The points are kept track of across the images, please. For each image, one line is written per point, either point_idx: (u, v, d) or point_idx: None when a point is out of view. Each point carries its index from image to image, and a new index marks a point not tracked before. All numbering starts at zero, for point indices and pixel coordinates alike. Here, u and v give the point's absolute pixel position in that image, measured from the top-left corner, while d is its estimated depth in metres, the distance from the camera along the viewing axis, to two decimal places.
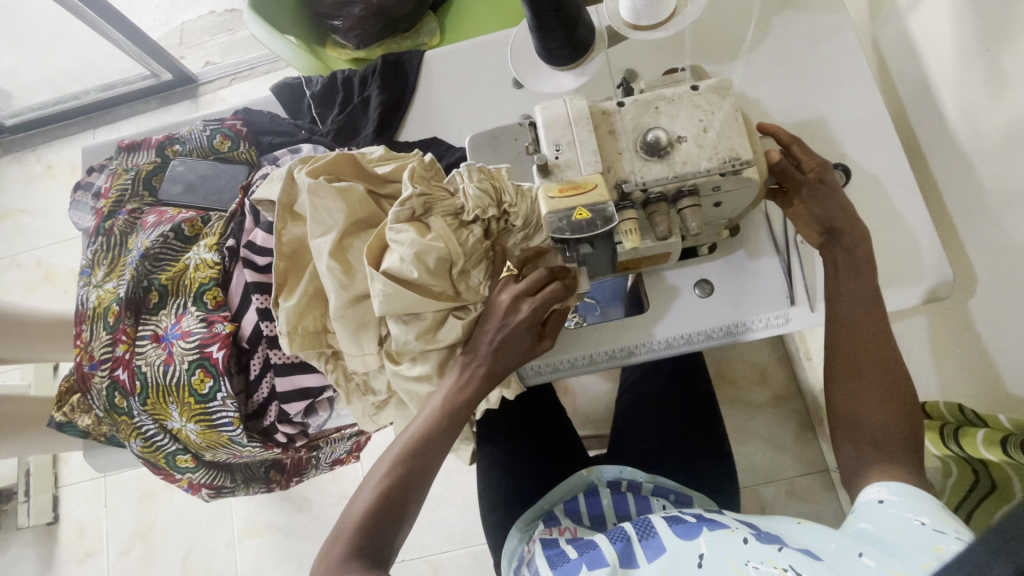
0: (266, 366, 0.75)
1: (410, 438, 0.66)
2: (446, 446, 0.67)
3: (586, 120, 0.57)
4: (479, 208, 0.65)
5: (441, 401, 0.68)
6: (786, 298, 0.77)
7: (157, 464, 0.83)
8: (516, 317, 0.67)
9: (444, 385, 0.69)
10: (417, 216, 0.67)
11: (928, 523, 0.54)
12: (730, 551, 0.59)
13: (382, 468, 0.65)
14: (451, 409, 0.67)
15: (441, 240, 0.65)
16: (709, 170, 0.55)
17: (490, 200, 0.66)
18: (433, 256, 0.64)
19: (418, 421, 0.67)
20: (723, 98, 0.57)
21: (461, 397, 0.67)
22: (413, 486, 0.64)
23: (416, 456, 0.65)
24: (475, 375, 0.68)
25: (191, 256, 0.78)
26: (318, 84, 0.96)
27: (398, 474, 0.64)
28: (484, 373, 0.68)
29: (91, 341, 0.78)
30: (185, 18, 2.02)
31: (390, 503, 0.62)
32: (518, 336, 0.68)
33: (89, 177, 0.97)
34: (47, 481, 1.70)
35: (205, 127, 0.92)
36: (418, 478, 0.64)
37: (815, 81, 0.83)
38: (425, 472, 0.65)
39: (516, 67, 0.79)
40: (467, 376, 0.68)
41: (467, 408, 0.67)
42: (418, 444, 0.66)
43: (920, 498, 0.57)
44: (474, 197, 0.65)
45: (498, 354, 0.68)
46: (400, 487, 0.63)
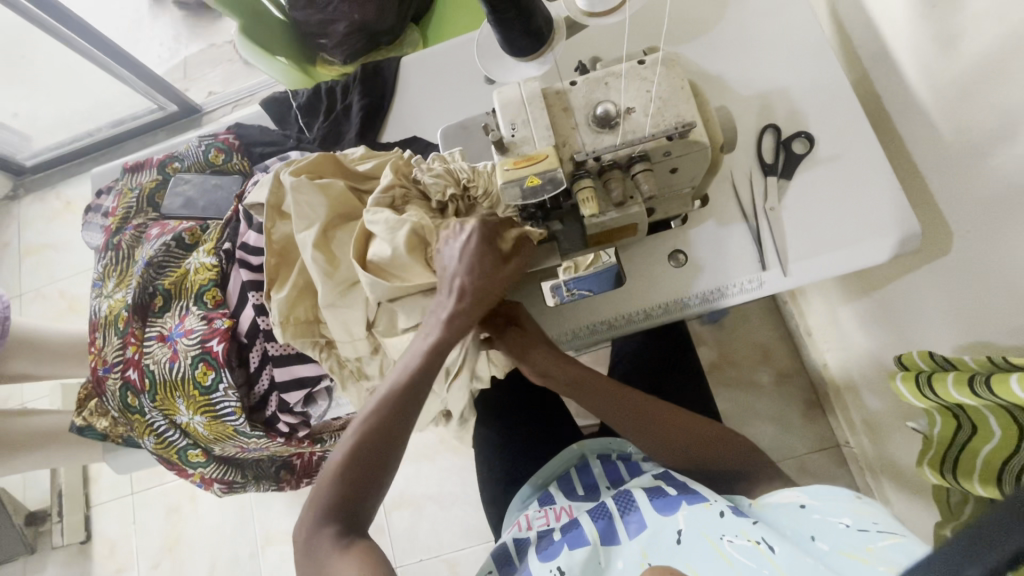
0: (264, 360, 0.79)
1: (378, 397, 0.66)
2: (415, 406, 0.66)
3: (539, 99, 0.61)
4: (438, 190, 0.70)
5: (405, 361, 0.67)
6: (758, 263, 0.79)
7: (171, 460, 0.88)
8: (466, 240, 0.67)
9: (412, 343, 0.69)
10: (396, 206, 0.72)
11: (850, 524, 0.56)
12: (705, 526, 0.64)
13: (351, 429, 0.66)
14: (429, 360, 0.67)
15: (416, 216, 0.69)
16: (655, 135, 0.58)
17: (448, 180, 0.70)
18: (403, 231, 0.67)
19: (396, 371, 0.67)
20: (669, 68, 0.61)
21: (424, 354, 0.67)
22: (381, 446, 0.65)
23: (395, 407, 0.65)
24: (437, 326, 0.68)
25: (191, 261, 0.84)
26: (304, 95, 1.02)
27: (366, 433, 0.64)
28: (451, 327, 0.67)
29: (104, 346, 0.84)
30: (187, 53, 2.13)
31: (358, 464, 0.63)
32: (478, 265, 0.68)
33: (98, 200, 1.03)
34: (78, 501, 1.77)
35: (200, 143, 0.98)
36: (397, 430, 0.65)
37: (772, 51, 0.86)
38: (392, 433, 0.65)
39: (483, 62, 0.83)
40: (430, 333, 0.68)
41: (430, 364, 0.67)
42: (397, 393, 0.66)
43: (837, 498, 0.59)
44: (431, 180, 0.70)
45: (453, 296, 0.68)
46: (365, 447, 0.64)
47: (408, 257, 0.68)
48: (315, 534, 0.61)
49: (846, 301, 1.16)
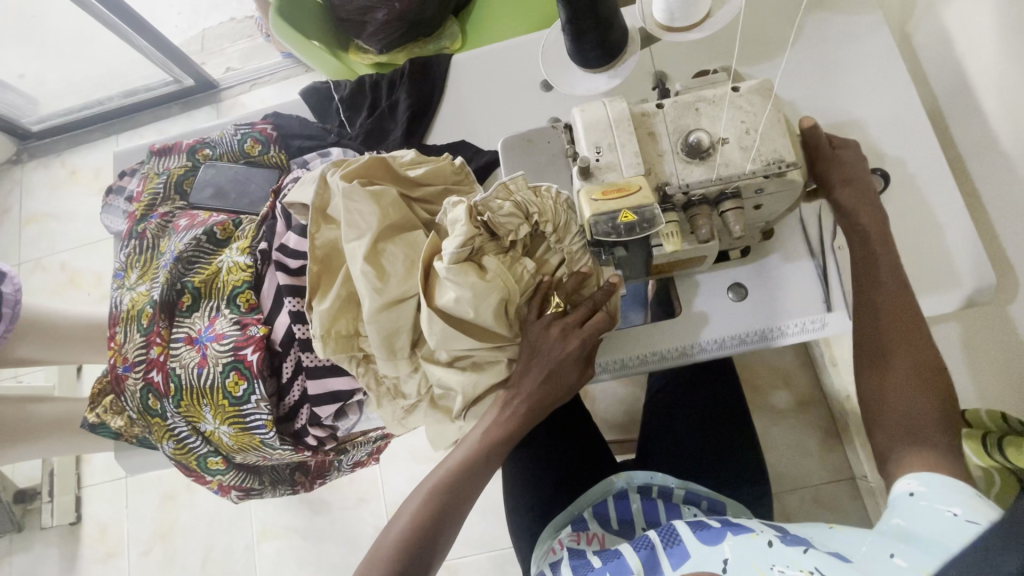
0: (298, 369, 0.75)
1: (450, 467, 0.68)
2: (481, 482, 0.68)
3: (626, 122, 0.56)
4: (508, 230, 0.65)
5: (479, 437, 0.69)
6: (823, 304, 0.76)
7: (188, 466, 0.83)
8: (565, 348, 0.67)
9: (486, 418, 0.70)
10: (470, 255, 0.65)
11: (961, 514, 0.52)
12: (754, 555, 0.59)
13: (422, 495, 0.66)
14: (487, 448, 0.68)
15: (500, 281, 0.64)
16: (753, 173, 0.55)
17: (519, 218, 0.64)
18: (491, 298, 0.64)
19: (455, 454, 0.69)
20: (765, 98, 0.56)
21: (500, 432, 0.68)
22: (449, 517, 0.65)
23: (448, 493, 0.66)
24: (517, 412, 0.69)
25: (224, 259, 0.79)
26: (346, 88, 0.97)
27: (439, 500, 0.65)
28: (512, 422, 0.69)
29: (125, 343, 0.80)
30: (206, 25, 2.05)
31: (427, 530, 0.63)
32: (565, 367, 0.69)
33: (120, 182, 0.98)
34: (69, 482, 1.72)
35: (235, 131, 0.93)
36: (449, 516, 0.65)
37: (847, 80, 0.81)
38: (460, 506, 0.66)
39: (546, 69, 0.78)
40: (508, 415, 0.69)
41: (507, 446, 0.69)
42: (453, 478, 0.67)
43: (953, 486, 0.55)
44: (502, 219, 0.64)
45: (544, 387, 0.68)
46: (437, 516, 0.64)
47: (494, 323, 0.66)
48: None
49: None
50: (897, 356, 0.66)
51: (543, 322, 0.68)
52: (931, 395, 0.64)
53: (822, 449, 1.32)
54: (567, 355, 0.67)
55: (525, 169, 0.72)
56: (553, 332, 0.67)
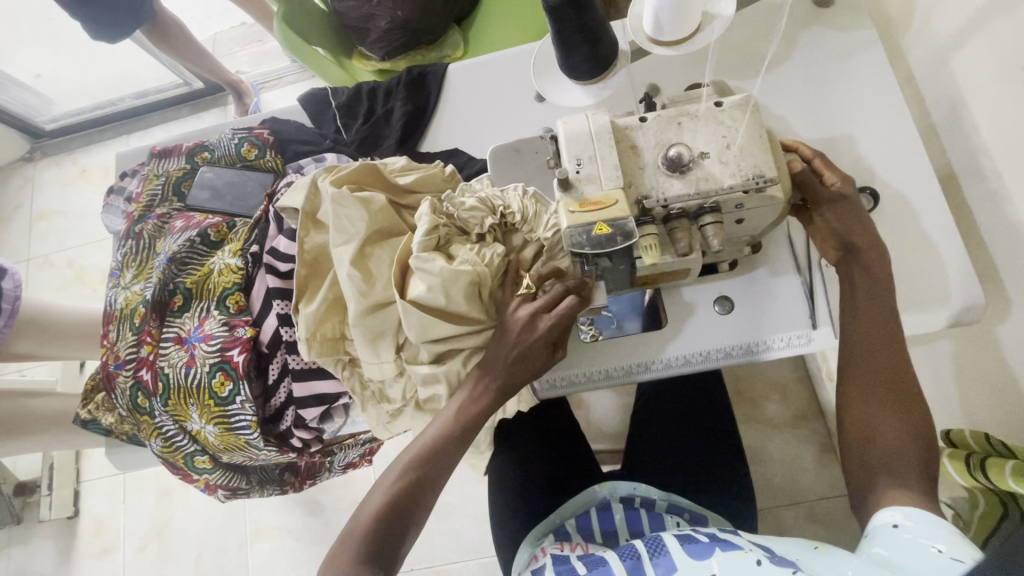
0: (284, 372, 0.76)
1: (424, 445, 0.67)
2: (456, 456, 0.68)
3: (608, 135, 0.57)
4: (475, 222, 0.67)
5: (453, 412, 0.68)
6: (808, 320, 0.76)
7: (176, 465, 0.84)
8: (533, 333, 0.67)
9: (460, 394, 0.69)
10: (440, 246, 0.68)
11: (945, 551, 0.52)
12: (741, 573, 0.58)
13: (397, 473, 0.66)
14: (461, 422, 0.68)
15: (470, 264, 0.66)
16: (733, 187, 0.55)
17: (484, 211, 0.67)
18: (461, 283, 0.64)
19: (430, 430, 0.69)
20: (748, 115, 0.57)
21: (472, 409, 0.68)
22: (423, 494, 0.65)
23: (422, 466, 0.66)
24: (489, 389, 0.69)
25: (216, 261, 0.80)
26: (344, 94, 0.97)
27: (412, 479, 0.65)
28: (486, 395, 0.69)
29: (118, 341, 0.81)
30: (217, 29, 2.09)
31: (400, 507, 0.63)
32: (533, 351, 0.68)
33: (121, 182, 1.00)
34: (68, 476, 1.74)
35: (233, 135, 0.94)
36: (424, 489, 0.65)
37: (840, 96, 0.82)
38: (435, 479, 0.66)
39: (537, 79, 0.79)
40: (482, 390, 0.68)
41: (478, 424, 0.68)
42: (429, 452, 0.67)
43: (938, 522, 0.55)
44: (466, 213, 0.67)
45: (514, 367, 0.68)
46: (410, 493, 0.64)
47: (467, 306, 0.66)
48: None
49: None
50: (879, 371, 0.66)
51: (514, 305, 0.68)
52: (912, 417, 0.63)
53: (816, 464, 1.31)
54: (535, 339, 0.67)
55: (513, 178, 0.73)
56: (521, 316, 0.67)
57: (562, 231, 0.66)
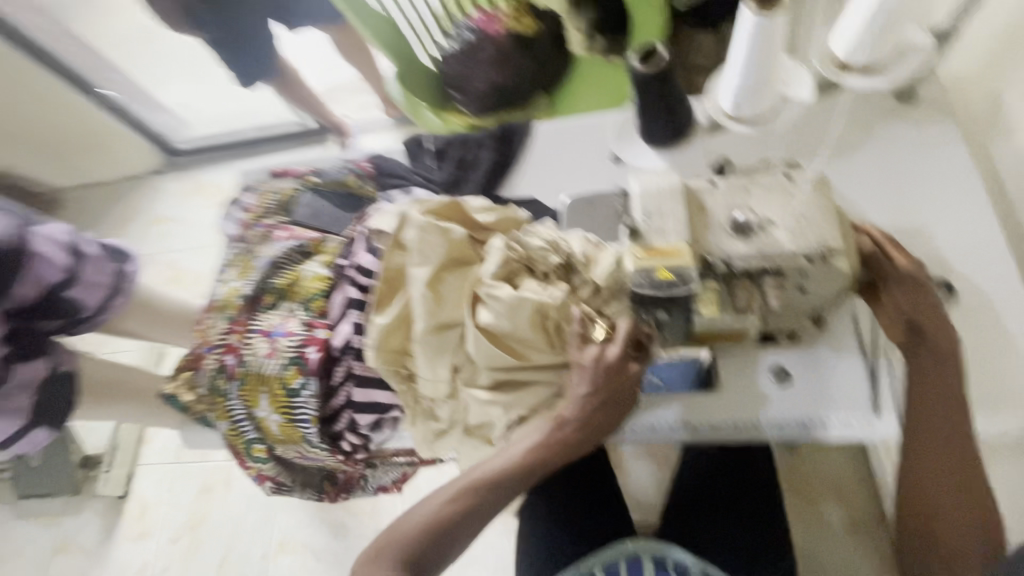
0: (347, 378, 0.81)
1: (476, 477, 0.72)
2: (508, 497, 0.72)
3: (678, 195, 0.62)
4: (542, 261, 0.73)
5: (520, 454, 0.72)
6: (869, 406, 0.74)
7: (236, 449, 0.91)
8: (625, 375, 0.70)
9: (531, 436, 0.73)
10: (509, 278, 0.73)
11: None
12: None
13: (447, 497, 0.71)
14: (522, 467, 0.72)
15: (534, 293, 0.70)
16: (795, 253, 0.57)
17: (551, 249, 0.73)
18: (524, 311, 0.69)
19: (491, 463, 0.73)
20: (817, 191, 0.60)
21: (531, 457, 0.72)
22: (468, 521, 0.71)
23: (474, 499, 0.71)
24: (567, 437, 0.72)
25: (308, 268, 0.91)
26: (439, 139, 1.09)
27: (460, 506, 0.71)
28: (554, 446, 0.72)
29: (212, 327, 0.91)
30: (333, 78, 2.37)
31: (440, 531, 0.69)
32: (622, 394, 0.72)
33: (240, 194, 1.15)
34: (128, 457, 1.87)
35: (341, 166, 1.08)
36: (469, 520, 0.71)
37: (917, 188, 0.82)
38: (482, 513, 0.71)
39: (617, 143, 0.86)
40: (556, 440, 0.72)
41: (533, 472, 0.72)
42: (484, 488, 0.71)
43: None
44: (537, 250, 0.73)
45: (611, 409, 0.73)
46: (453, 521, 0.70)
47: (532, 333, 0.70)
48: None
49: None
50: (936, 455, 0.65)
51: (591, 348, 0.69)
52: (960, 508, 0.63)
53: None
54: (627, 381, 0.71)
55: (583, 226, 0.78)
56: (609, 355, 0.69)
57: (622, 262, 0.70)
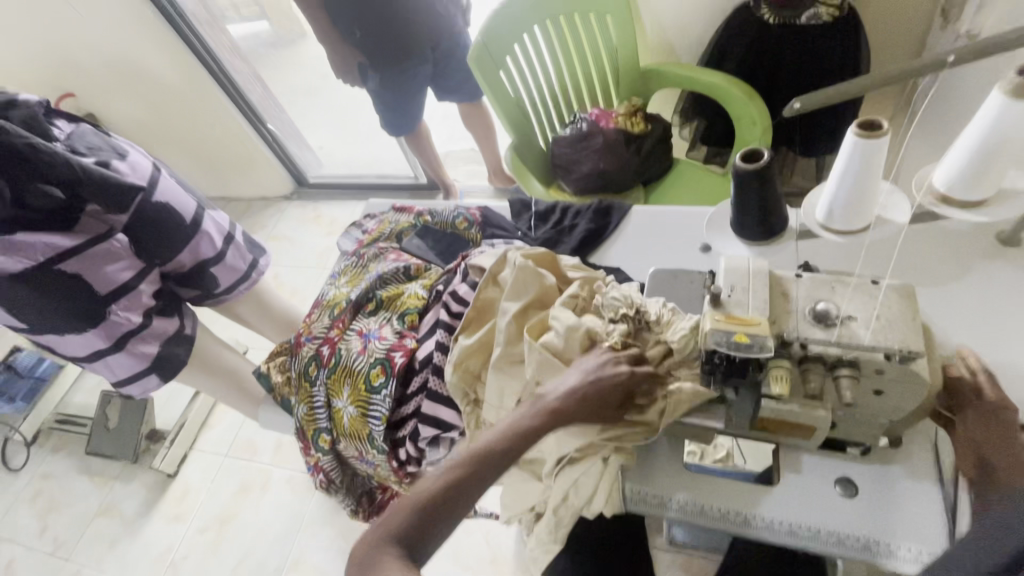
0: (422, 388, 0.89)
1: (470, 450, 0.70)
2: (499, 469, 0.69)
3: (763, 276, 0.67)
4: (613, 311, 0.80)
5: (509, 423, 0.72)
6: (946, 542, 0.68)
7: (305, 434, 0.99)
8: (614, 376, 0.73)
9: (520, 410, 0.74)
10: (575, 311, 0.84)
11: None
12: None
13: (441, 472, 0.68)
14: (511, 435, 0.71)
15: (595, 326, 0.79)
16: (874, 347, 0.60)
17: (625, 304, 0.79)
18: (579, 334, 0.78)
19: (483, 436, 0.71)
20: (903, 298, 0.63)
21: (523, 427, 0.72)
22: (462, 496, 0.67)
23: (466, 469, 0.68)
24: (546, 409, 0.73)
25: (410, 287, 1.03)
26: (544, 205, 1.23)
27: (455, 477, 0.67)
28: (543, 416, 0.72)
29: (317, 321, 1.04)
30: (452, 147, 2.69)
31: (438, 504, 0.65)
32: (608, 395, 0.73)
33: (363, 220, 1.33)
34: (188, 439, 2.01)
35: (454, 210, 1.23)
36: (462, 493, 0.67)
37: (1014, 329, 0.81)
38: (474, 487, 0.68)
39: (709, 230, 0.92)
40: (539, 408, 0.73)
41: (525, 443, 0.71)
42: (477, 457, 0.69)
43: None
44: (609, 302, 0.80)
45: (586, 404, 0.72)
46: (450, 493, 0.66)
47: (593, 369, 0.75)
48: (374, 557, 0.62)
49: None
50: None
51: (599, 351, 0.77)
52: None
53: None
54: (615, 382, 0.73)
55: (665, 296, 0.84)
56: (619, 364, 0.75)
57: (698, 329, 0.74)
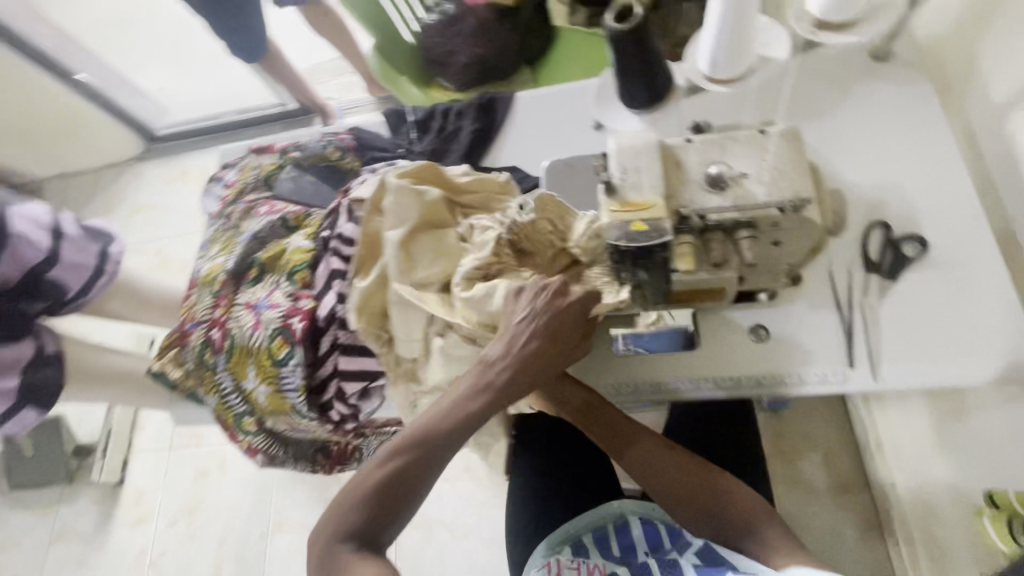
0: (334, 347, 0.82)
1: (416, 428, 0.67)
2: (451, 446, 0.67)
3: (653, 150, 0.62)
4: (545, 244, 0.75)
5: (453, 400, 0.67)
6: (844, 359, 0.75)
7: (226, 423, 0.92)
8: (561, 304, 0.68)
9: (462, 381, 0.68)
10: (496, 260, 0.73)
11: None
12: None
13: (381, 459, 0.66)
14: (459, 411, 0.67)
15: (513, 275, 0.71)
16: (767, 203, 0.58)
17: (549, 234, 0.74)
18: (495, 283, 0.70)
19: (424, 417, 0.67)
20: (789, 144, 0.61)
21: (469, 406, 0.67)
22: (411, 479, 0.65)
23: (413, 454, 0.66)
24: (495, 380, 0.67)
25: (291, 241, 0.90)
26: (421, 111, 1.09)
27: (399, 464, 0.65)
28: (493, 388, 0.67)
29: (197, 303, 0.92)
30: (315, 59, 2.34)
31: (388, 491, 0.65)
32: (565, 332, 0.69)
33: (220, 172, 1.14)
34: (122, 444, 1.87)
35: (321, 138, 1.07)
36: (412, 477, 0.65)
37: (890, 144, 0.84)
38: (425, 468, 0.66)
39: (597, 109, 0.86)
40: (483, 381, 0.67)
41: (475, 420, 0.67)
42: (421, 440, 0.66)
43: None
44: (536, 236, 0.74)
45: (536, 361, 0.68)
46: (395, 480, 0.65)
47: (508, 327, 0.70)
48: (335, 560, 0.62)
49: (925, 418, 1.04)
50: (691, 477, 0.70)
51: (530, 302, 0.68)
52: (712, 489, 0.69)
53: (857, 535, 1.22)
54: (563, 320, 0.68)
55: (563, 190, 0.80)
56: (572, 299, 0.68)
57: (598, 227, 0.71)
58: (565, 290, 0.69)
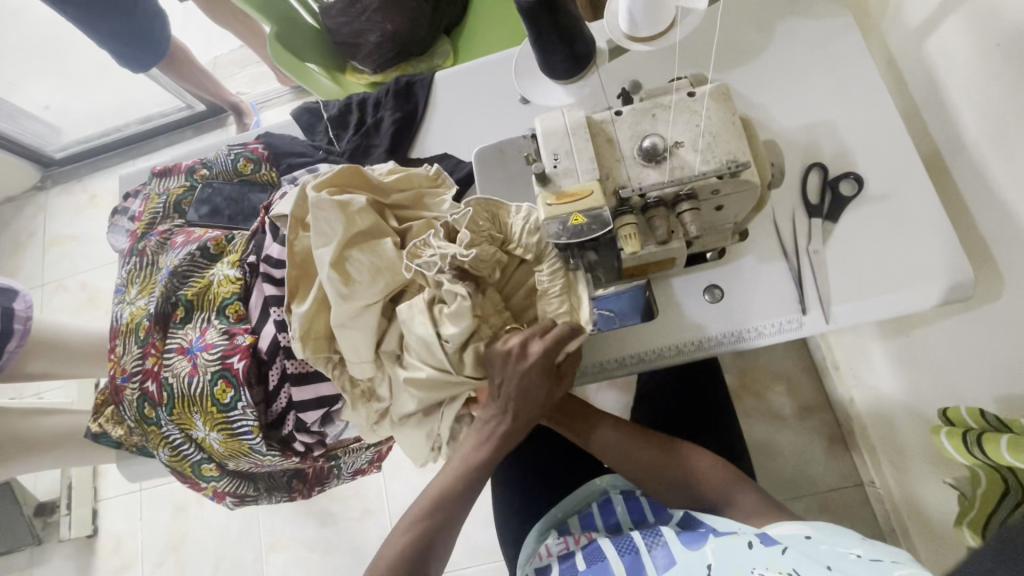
0: (283, 377, 0.77)
1: (430, 497, 0.72)
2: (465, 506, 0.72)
3: (583, 129, 0.59)
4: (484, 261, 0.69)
5: (459, 461, 0.73)
6: (797, 306, 0.76)
7: (184, 474, 0.87)
8: (526, 364, 0.66)
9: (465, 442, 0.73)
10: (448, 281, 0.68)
11: (863, 554, 0.53)
12: (734, 560, 0.60)
13: (402, 529, 0.69)
14: (466, 471, 0.72)
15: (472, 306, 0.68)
16: (706, 174, 0.56)
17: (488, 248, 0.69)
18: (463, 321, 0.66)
19: (435, 483, 0.72)
20: (720, 104, 0.58)
21: (472, 463, 0.72)
22: (433, 547, 0.68)
23: (432, 519, 0.70)
24: (491, 434, 0.72)
25: (215, 272, 0.83)
26: (335, 107, 1.01)
27: (420, 531, 0.69)
28: (494, 442, 0.72)
29: (124, 354, 0.84)
30: (217, 52, 2.14)
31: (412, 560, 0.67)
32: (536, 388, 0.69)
33: (125, 203, 1.03)
34: (87, 495, 1.76)
35: (229, 151, 0.97)
36: (433, 544, 0.68)
37: (817, 81, 0.83)
38: (445, 533, 0.70)
39: (520, 84, 0.81)
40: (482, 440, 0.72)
41: (481, 477, 0.72)
42: (438, 502, 0.71)
43: (846, 534, 0.57)
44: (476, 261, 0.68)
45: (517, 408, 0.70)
46: (418, 547, 0.68)
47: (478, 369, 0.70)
48: None
49: (876, 339, 1.09)
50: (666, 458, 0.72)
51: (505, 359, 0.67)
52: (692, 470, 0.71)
53: (828, 455, 1.29)
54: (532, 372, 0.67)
55: (497, 178, 0.75)
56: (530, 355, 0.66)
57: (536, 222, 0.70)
58: (528, 348, 0.66)
